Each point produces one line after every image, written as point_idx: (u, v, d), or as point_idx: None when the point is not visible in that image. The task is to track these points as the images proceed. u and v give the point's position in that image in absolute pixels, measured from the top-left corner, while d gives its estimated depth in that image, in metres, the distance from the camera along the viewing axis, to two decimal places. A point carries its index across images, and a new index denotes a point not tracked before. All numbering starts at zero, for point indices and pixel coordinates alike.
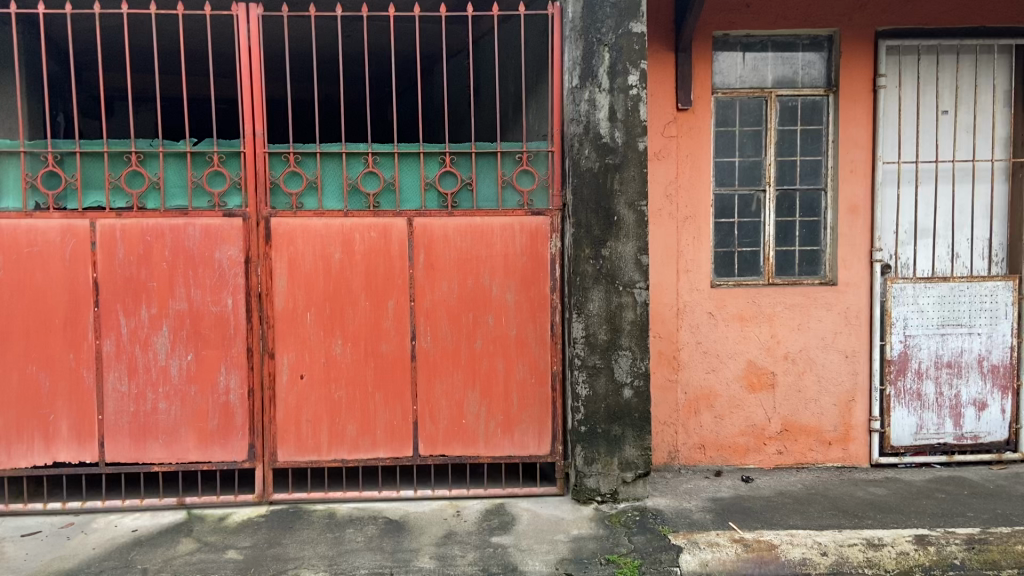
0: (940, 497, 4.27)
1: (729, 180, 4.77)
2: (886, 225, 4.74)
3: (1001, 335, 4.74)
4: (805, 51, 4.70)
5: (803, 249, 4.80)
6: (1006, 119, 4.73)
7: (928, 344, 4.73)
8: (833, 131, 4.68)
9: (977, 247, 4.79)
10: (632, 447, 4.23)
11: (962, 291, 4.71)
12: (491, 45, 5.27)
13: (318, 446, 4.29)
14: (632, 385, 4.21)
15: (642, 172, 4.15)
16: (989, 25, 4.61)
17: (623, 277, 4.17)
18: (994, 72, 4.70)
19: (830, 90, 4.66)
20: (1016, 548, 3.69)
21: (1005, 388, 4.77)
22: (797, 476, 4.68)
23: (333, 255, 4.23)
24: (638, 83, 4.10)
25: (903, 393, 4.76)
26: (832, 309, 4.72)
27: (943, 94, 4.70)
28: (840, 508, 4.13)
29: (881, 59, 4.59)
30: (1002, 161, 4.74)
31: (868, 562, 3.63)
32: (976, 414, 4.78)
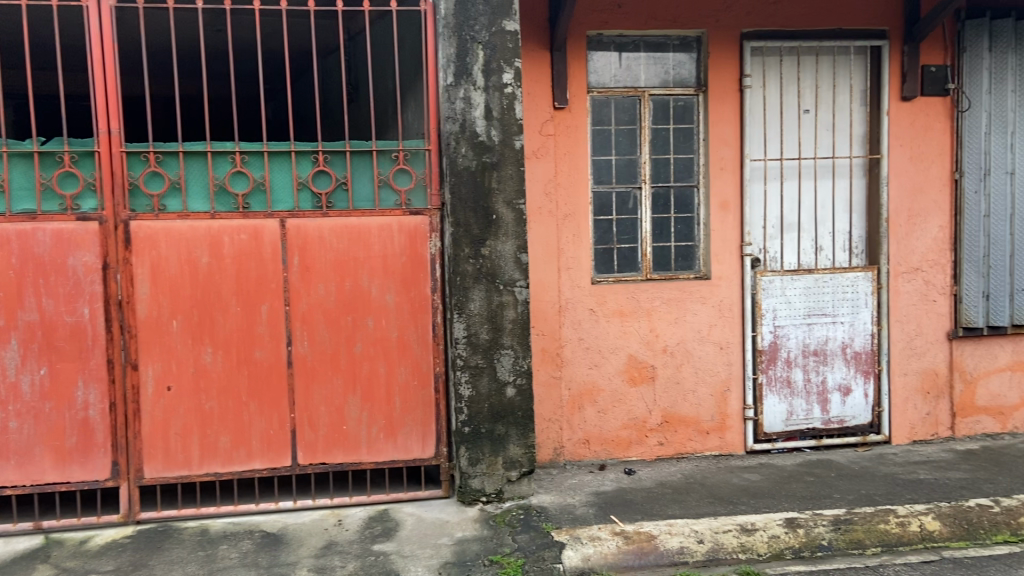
0: (809, 480, 4.47)
1: (606, 178, 4.85)
2: (755, 220, 4.93)
3: (862, 323, 5.01)
4: (676, 52, 4.82)
5: (678, 244, 4.93)
6: (863, 117, 4.99)
7: (795, 333, 4.96)
8: (704, 129, 4.83)
9: (839, 239, 5.04)
10: (516, 446, 4.23)
11: (826, 282, 4.96)
12: (366, 43, 5.16)
13: (189, 460, 4.09)
14: (515, 384, 4.21)
15: (520, 171, 4.17)
16: (845, 28, 4.85)
17: (503, 276, 4.17)
18: (851, 73, 4.94)
19: (700, 89, 4.81)
20: (879, 527, 3.88)
21: (867, 373, 5.03)
22: (677, 466, 4.80)
23: (200, 259, 4.03)
24: (513, 81, 4.11)
25: (774, 380, 4.96)
26: (706, 302, 4.88)
27: (805, 93, 4.91)
28: (717, 496, 4.27)
29: (746, 59, 4.76)
30: (860, 158, 5.00)
31: (741, 547, 3.76)
32: (842, 399, 5.02)
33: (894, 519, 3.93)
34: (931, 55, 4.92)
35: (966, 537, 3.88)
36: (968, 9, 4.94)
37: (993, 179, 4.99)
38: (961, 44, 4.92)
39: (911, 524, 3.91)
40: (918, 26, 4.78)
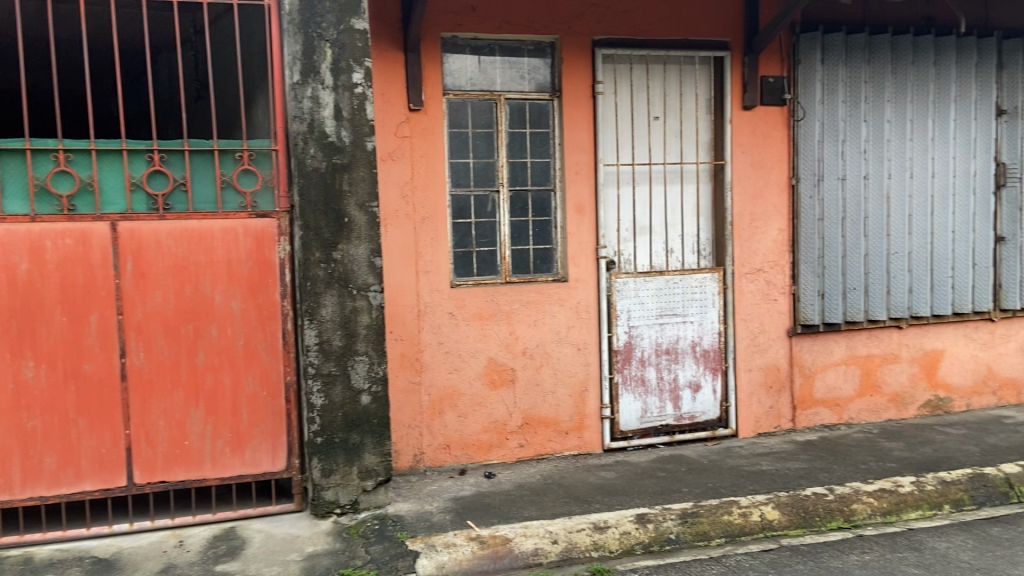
0: (661, 475, 4.60)
1: (464, 181, 4.82)
2: (609, 223, 5.05)
3: (710, 322, 5.22)
4: (530, 57, 4.85)
5: (537, 248, 4.96)
6: (709, 125, 5.21)
7: (648, 333, 5.11)
8: (558, 134, 4.89)
9: (688, 242, 5.24)
10: (371, 455, 4.13)
11: (676, 283, 5.15)
12: (212, 37, 4.93)
13: (8, 484, 3.75)
14: (370, 391, 4.10)
15: (372, 173, 4.08)
16: (691, 38, 5.05)
17: (356, 280, 4.06)
18: (697, 82, 5.15)
19: (554, 94, 4.87)
20: (723, 519, 4.04)
21: (715, 370, 5.25)
22: (536, 467, 4.84)
23: (19, 267, 3.72)
24: (363, 81, 4.01)
25: (629, 379, 5.09)
26: (564, 305, 4.94)
27: (654, 101, 5.08)
28: (573, 495, 4.33)
29: (598, 66, 4.87)
30: (706, 164, 5.22)
31: (594, 545, 3.82)
32: (692, 396, 5.22)
33: (737, 510, 4.11)
34: (771, 66, 5.19)
35: (802, 525, 4.09)
36: (803, 23, 5.24)
37: (826, 184, 5.33)
38: (796, 56, 5.21)
39: (753, 514, 4.09)
40: (757, 39, 5.04)
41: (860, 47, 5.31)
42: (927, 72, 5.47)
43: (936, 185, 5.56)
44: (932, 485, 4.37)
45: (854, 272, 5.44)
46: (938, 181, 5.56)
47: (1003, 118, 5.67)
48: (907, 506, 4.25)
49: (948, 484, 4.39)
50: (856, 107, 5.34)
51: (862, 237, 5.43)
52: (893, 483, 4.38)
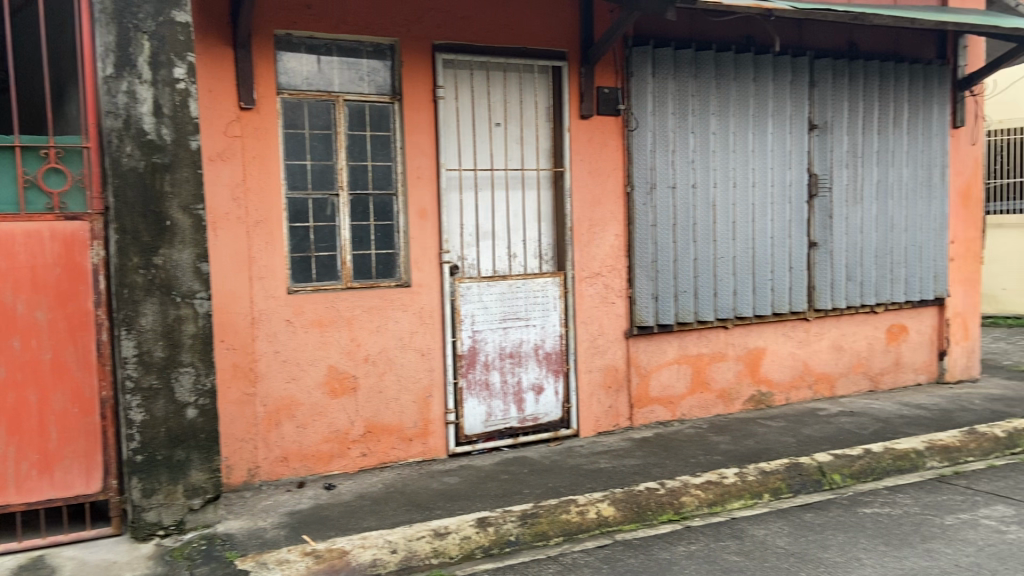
0: (503, 478, 4.64)
1: (301, 184, 4.66)
2: (453, 228, 5.05)
3: (552, 325, 5.33)
4: (369, 58, 4.77)
5: (379, 252, 4.87)
6: (548, 132, 5.33)
7: (492, 337, 5.14)
8: (398, 137, 4.84)
9: (530, 247, 5.32)
10: (198, 471, 3.90)
11: (519, 287, 5.22)
12: (18, 24, 4.52)
13: None
14: (196, 404, 3.88)
15: (197, 173, 3.87)
16: (530, 47, 5.14)
17: (180, 287, 3.83)
18: (536, 90, 5.25)
19: (395, 97, 4.81)
20: (562, 518, 4.12)
21: (557, 371, 5.37)
22: (379, 476, 4.75)
23: None
24: (186, 77, 3.80)
25: (473, 384, 5.10)
26: (407, 310, 4.89)
27: (495, 107, 5.14)
28: (414, 503, 4.28)
29: (438, 70, 4.86)
30: (546, 171, 5.33)
31: (434, 552, 3.78)
32: (535, 398, 5.31)
33: (575, 508, 4.20)
34: (606, 77, 5.37)
35: (636, 519, 4.25)
36: (635, 37, 5.47)
37: (658, 192, 5.59)
38: (628, 68, 5.43)
39: (589, 512, 4.20)
40: (593, 50, 5.20)
41: (687, 62, 5.61)
42: (748, 88, 5.85)
43: (757, 193, 5.95)
44: (754, 476, 4.65)
45: (685, 275, 5.72)
46: (758, 190, 5.96)
47: (815, 132, 6.15)
48: (731, 497, 4.50)
49: (768, 474, 4.69)
50: (684, 119, 5.63)
51: (691, 242, 5.72)
52: (719, 475, 4.62)
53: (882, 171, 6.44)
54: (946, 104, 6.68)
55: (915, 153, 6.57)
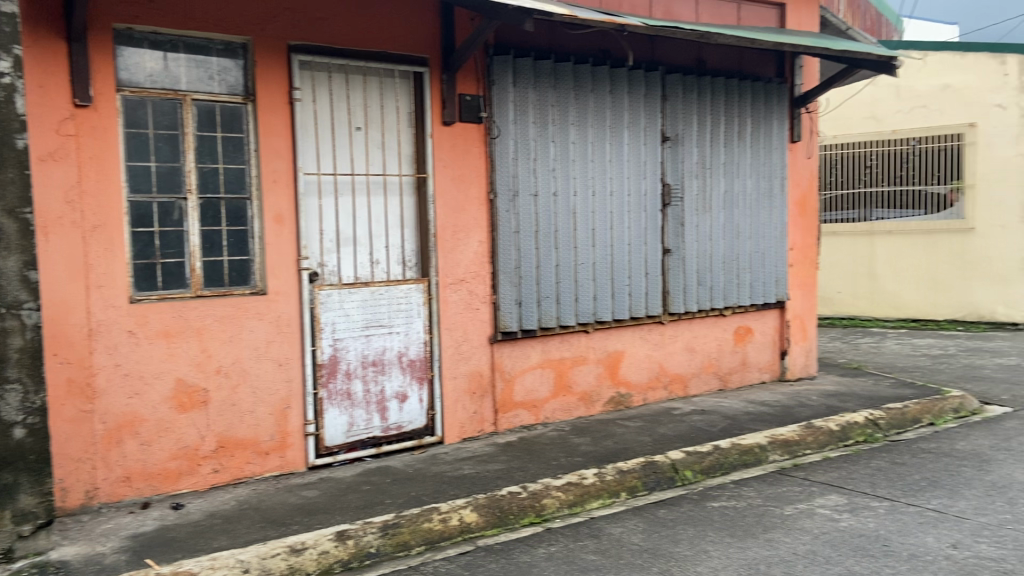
0: (365, 489, 4.56)
1: (145, 186, 4.39)
2: (312, 234, 4.92)
3: (416, 332, 5.29)
4: (220, 57, 4.57)
5: (232, 259, 4.66)
6: (410, 138, 5.29)
7: (354, 345, 5.04)
8: (253, 140, 4.66)
9: (393, 253, 5.26)
10: (27, 496, 3.59)
11: (381, 294, 5.15)
12: None
13: None
14: (24, 423, 3.57)
15: (24, 174, 3.57)
16: (390, 52, 5.09)
17: (4, 297, 3.52)
18: (397, 95, 5.21)
19: (248, 98, 4.63)
20: (423, 526, 4.09)
21: (421, 379, 5.33)
22: (232, 492, 4.55)
23: None
24: (11, 70, 3.50)
25: (333, 394, 4.98)
26: (262, 319, 4.71)
27: (354, 111, 5.06)
28: (270, 519, 4.12)
29: (294, 72, 4.73)
30: (408, 176, 5.29)
31: (289, 569, 3.67)
32: (399, 406, 5.24)
33: (437, 516, 4.18)
34: (467, 84, 5.40)
35: (497, 524, 4.28)
36: (496, 45, 5.54)
37: (520, 200, 5.67)
38: (489, 77, 5.49)
39: (452, 519, 4.19)
40: (454, 57, 5.22)
41: (546, 73, 5.72)
42: (605, 100, 6.05)
43: (615, 202, 6.15)
44: (612, 475, 4.80)
45: (547, 281, 5.83)
46: (616, 199, 6.17)
47: (667, 143, 6.43)
48: (590, 497, 4.62)
49: (626, 473, 4.85)
50: (545, 128, 5.75)
51: (553, 249, 5.84)
52: (579, 476, 4.73)
53: (729, 181, 6.82)
54: (784, 120, 7.15)
55: (758, 165, 7.00)
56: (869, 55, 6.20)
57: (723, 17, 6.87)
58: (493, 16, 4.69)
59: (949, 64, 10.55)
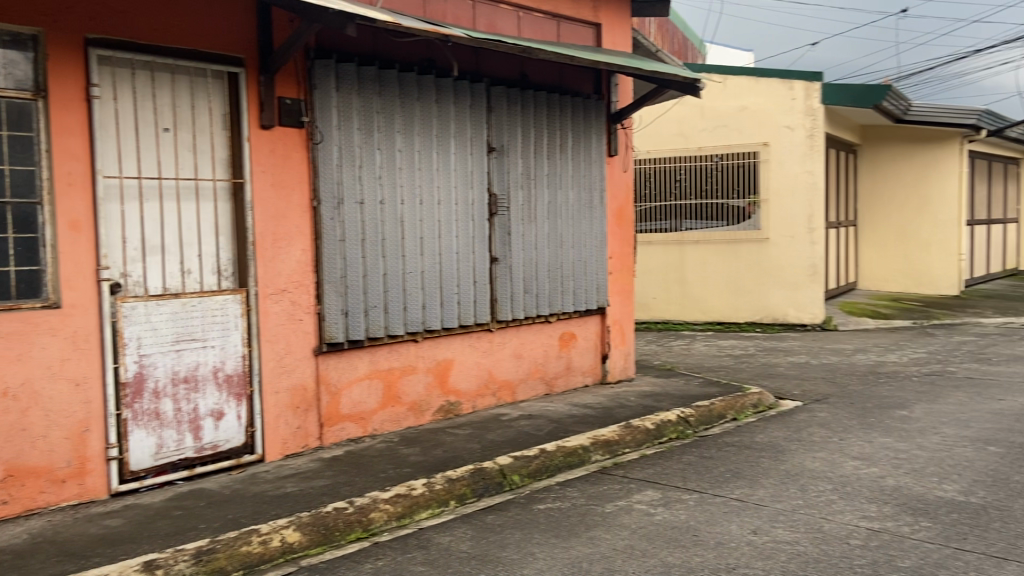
0: (176, 514, 4.25)
1: None
2: (113, 241, 4.54)
3: (232, 345, 5.02)
4: (4, 47, 4.12)
5: (19, 270, 4.19)
6: (224, 142, 5.03)
7: (163, 361, 4.71)
8: (44, 139, 4.23)
9: (206, 262, 4.97)
10: None
11: (193, 306, 4.84)
12: None
13: None
14: None
15: None
16: (203, 50, 4.82)
17: None
18: (210, 96, 4.94)
19: (37, 93, 4.20)
20: (241, 550, 3.88)
21: (239, 395, 5.07)
22: (22, 526, 4.09)
23: None
24: None
25: (140, 414, 4.62)
26: (56, 334, 4.27)
27: (162, 112, 4.74)
28: (66, 552, 3.75)
29: (92, 67, 4.36)
30: (223, 182, 5.02)
31: None
32: (214, 424, 4.95)
33: (257, 538, 3.98)
34: (287, 87, 5.21)
35: (322, 542, 4.15)
36: (317, 49, 5.39)
37: (345, 208, 5.54)
38: (311, 81, 5.33)
39: (273, 540, 4.00)
40: (272, 58, 5.02)
41: (370, 79, 5.64)
42: (430, 109, 6.05)
43: (442, 211, 6.17)
44: (441, 484, 4.78)
45: (374, 290, 5.73)
46: (444, 208, 6.18)
47: (492, 154, 6.53)
48: (418, 508, 4.58)
49: (454, 481, 4.86)
50: (370, 135, 5.66)
51: (380, 257, 5.76)
52: (408, 487, 4.68)
53: (552, 192, 7.04)
54: (602, 134, 7.49)
55: (579, 177, 7.28)
56: (676, 77, 6.62)
57: (544, 33, 7.11)
58: (313, 18, 4.56)
59: (746, 88, 11.49)
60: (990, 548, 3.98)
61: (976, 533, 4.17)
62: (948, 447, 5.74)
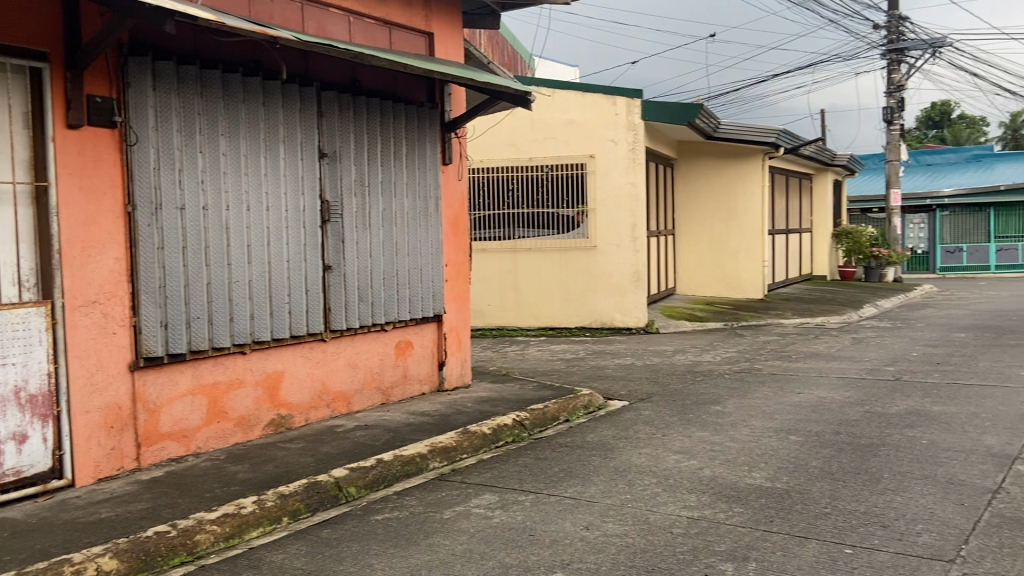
0: None
1: None
2: None
3: (37, 362, 4.58)
4: None
5: None
6: (26, 141, 4.57)
7: None
8: None
9: (5, 272, 4.49)
10: None
11: None
12: None
13: None
14: None
15: None
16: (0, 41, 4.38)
17: None
18: (8, 91, 4.49)
19: None
20: None
21: (45, 416, 4.63)
22: None
23: None
24: None
25: None
26: None
27: None
28: None
29: None
30: (25, 185, 4.56)
31: None
32: (16, 449, 4.50)
33: (69, 568, 3.65)
34: (97, 85, 4.85)
35: (142, 569, 3.87)
36: (130, 45, 5.05)
37: (164, 213, 5.22)
38: (125, 78, 4.99)
39: (87, 570, 3.69)
40: (81, 54, 4.65)
41: (191, 79, 5.35)
42: (257, 112, 5.83)
43: (271, 218, 5.96)
44: (272, 501, 4.60)
45: (197, 300, 5.43)
46: (273, 214, 5.97)
47: (324, 160, 6.39)
48: (248, 526, 4.39)
49: (286, 497, 4.68)
50: (191, 137, 5.37)
51: (203, 266, 5.47)
52: (237, 505, 4.47)
53: (386, 200, 6.98)
54: (436, 143, 7.53)
55: (413, 184, 7.27)
56: (508, 88, 6.78)
57: (376, 39, 7.06)
58: (127, 12, 4.28)
59: (572, 102, 11.96)
60: (793, 529, 4.38)
61: (781, 515, 4.58)
62: (756, 437, 6.25)
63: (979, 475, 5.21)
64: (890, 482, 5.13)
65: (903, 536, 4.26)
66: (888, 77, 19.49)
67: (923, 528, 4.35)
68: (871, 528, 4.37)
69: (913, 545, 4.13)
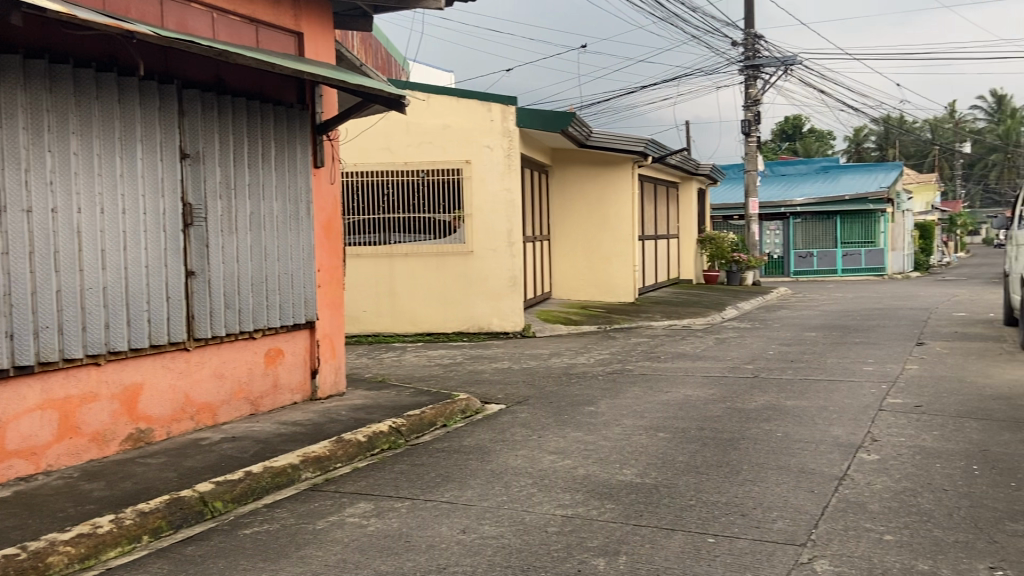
0: None
1: None
2: None
3: None
4: None
5: None
6: None
7: None
8: None
9: None
10: None
11: None
12: None
13: None
14: None
15: None
16: None
17: None
18: None
19: None
20: None
21: None
22: None
23: None
24: None
25: None
26: None
27: None
28: None
29: None
30: None
31: None
32: None
33: None
34: None
35: None
36: None
37: (7, 216, 4.86)
38: None
39: None
40: None
41: (39, 74, 5.01)
42: (113, 110, 5.52)
43: (128, 221, 5.64)
44: (131, 519, 4.35)
45: (45, 309, 5.08)
46: (130, 217, 5.66)
47: (186, 161, 6.12)
48: (106, 547, 4.13)
49: (147, 514, 4.44)
50: (38, 135, 5.02)
51: (52, 272, 5.12)
52: (92, 525, 4.19)
53: (254, 203, 6.75)
54: (307, 145, 7.36)
55: (282, 187, 7.06)
56: (381, 92, 6.71)
57: (240, 37, 6.85)
58: None
59: (447, 107, 11.99)
60: (661, 521, 4.56)
61: (650, 509, 4.76)
62: (627, 435, 6.47)
63: (828, 464, 5.61)
64: (749, 473, 5.44)
65: (761, 523, 4.53)
66: (745, 91, 20.66)
67: (778, 515, 4.64)
68: (732, 518, 4.62)
69: (769, 531, 4.39)
